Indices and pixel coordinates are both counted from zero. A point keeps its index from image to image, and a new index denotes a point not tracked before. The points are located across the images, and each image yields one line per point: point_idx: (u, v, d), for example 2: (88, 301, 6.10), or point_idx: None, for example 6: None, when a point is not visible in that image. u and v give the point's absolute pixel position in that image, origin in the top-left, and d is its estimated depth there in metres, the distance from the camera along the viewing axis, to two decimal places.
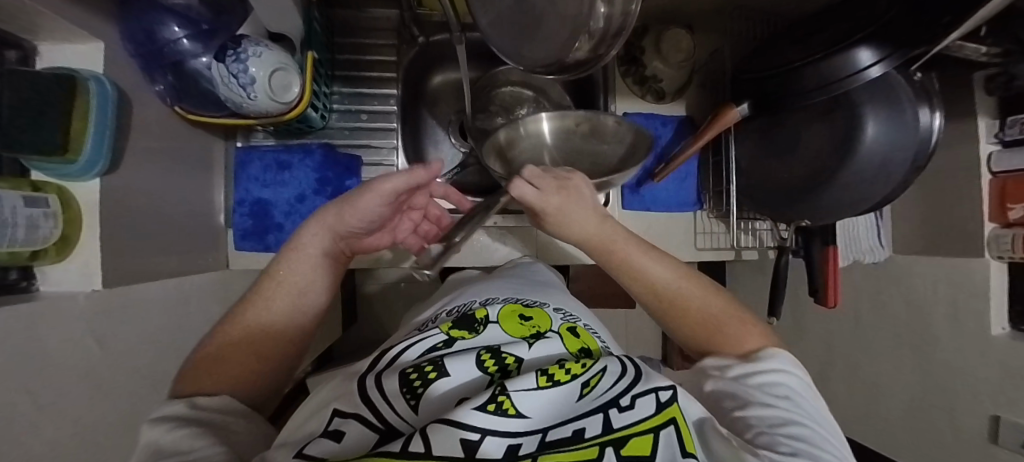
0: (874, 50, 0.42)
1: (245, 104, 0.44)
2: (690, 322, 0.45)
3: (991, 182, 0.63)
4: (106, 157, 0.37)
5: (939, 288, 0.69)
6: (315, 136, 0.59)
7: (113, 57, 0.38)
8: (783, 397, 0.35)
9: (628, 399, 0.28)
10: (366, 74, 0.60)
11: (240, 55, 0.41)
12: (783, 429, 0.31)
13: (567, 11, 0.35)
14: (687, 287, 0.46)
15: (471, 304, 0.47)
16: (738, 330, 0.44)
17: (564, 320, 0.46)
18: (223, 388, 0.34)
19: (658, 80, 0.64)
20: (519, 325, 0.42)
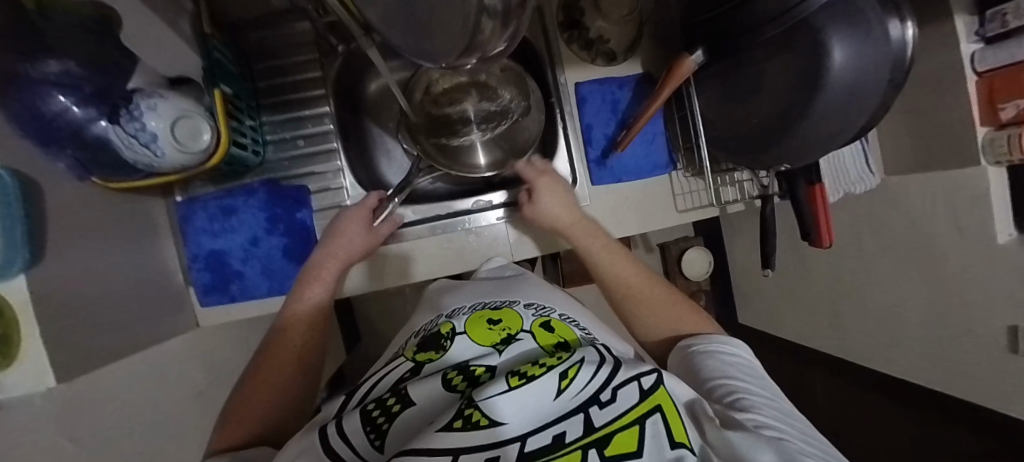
0: None
1: (155, 163, 0.41)
2: (642, 309, 0.52)
3: (978, 83, 0.58)
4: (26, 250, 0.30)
5: (940, 203, 0.66)
6: (256, 173, 0.56)
7: (13, 148, 0.31)
8: (746, 371, 0.41)
9: (609, 393, 0.29)
10: (293, 97, 0.56)
11: (133, 112, 0.38)
12: (751, 396, 0.36)
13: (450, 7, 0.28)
14: (641, 276, 0.54)
15: (438, 321, 0.44)
16: (680, 317, 0.51)
17: (537, 316, 0.43)
18: (240, 437, 0.37)
19: (605, 41, 0.59)
20: (486, 331, 0.39)
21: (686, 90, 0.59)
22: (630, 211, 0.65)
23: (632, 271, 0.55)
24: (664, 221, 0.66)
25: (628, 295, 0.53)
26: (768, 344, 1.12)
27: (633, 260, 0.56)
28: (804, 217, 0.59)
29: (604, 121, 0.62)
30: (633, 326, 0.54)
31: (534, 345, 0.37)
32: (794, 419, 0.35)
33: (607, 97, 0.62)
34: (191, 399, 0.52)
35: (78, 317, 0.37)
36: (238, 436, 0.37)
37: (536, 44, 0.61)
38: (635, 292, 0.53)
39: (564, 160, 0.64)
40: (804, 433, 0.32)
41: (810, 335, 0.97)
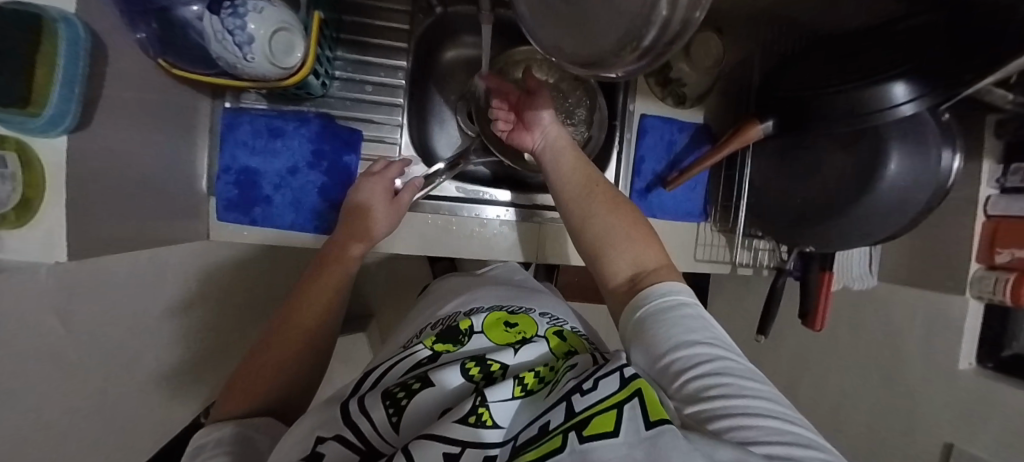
0: (911, 87, 0.39)
1: (239, 65, 0.40)
2: (608, 238, 0.46)
3: (984, 223, 0.64)
4: (78, 109, 0.28)
5: (916, 318, 0.72)
6: (314, 103, 0.54)
7: None
8: (699, 331, 0.34)
9: (591, 384, 0.27)
10: (374, 41, 0.55)
11: (237, 9, 0.37)
12: (704, 368, 0.31)
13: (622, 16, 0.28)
14: (615, 210, 0.47)
15: (457, 315, 0.45)
16: (633, 244, 0.44)
17: (550, 325, 0.44)
18: (249, 408, 0.35)
19: (682, 84, 0.61)
20: (503, 333, 0.41)
21: (741, 154, 0.62)
22: None
23: (608, 206, 0.47)
24: (681, 264, 0.68)
25: (594, 219, 0.47)
26: None
27: (605, 188, 0.49)
28: (807, 299, 0.63)
29: (657, 157, 0.64)
30: (593, 246, 0.47)
31: (549, 349, 0.38)
32: (760, 387, 0.29)
33: (665, 136, 0.64)
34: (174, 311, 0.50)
35: (105, 198, 0.35)
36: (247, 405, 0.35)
37: None
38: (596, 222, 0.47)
39: (610, 182, 0.65)
40: (773, 405, 0.27)
41: None
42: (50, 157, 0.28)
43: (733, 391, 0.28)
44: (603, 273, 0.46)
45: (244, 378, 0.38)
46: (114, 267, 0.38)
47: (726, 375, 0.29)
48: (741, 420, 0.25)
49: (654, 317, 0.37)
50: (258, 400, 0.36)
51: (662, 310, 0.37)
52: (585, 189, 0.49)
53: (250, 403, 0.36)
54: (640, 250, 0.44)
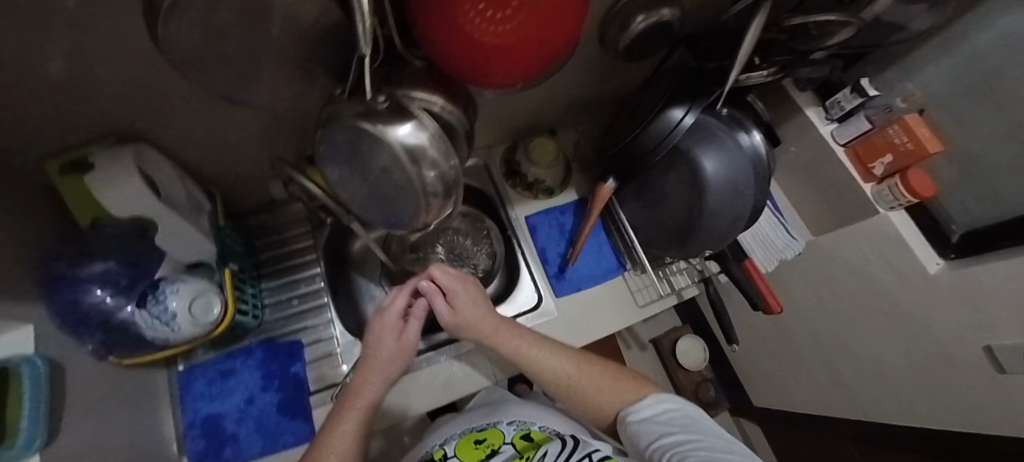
0: (680, 108, 0.53)
1: (171, 336, 0.49)
2: (594, 394, 0.53)
3: (846, 152, 0.77)
4: (43, 428, 0.36)
5: (866, 248, 0.76)
6: (254, 334, 0.62)
7: (43, 332, 0.42)
8: (667, 415, 0.47)
9: None
10: (289, 264, 0.66)
11: (159, 296, 0.47)
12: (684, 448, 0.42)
13: (407, 188, 0.39)
14: (587, 368, 0.55)
15: (433, 448, 0.56)
16: (613, 391, 0.53)
17: (516, 430, 0.54)
18: None
19: (542, 181, 0.73)
20: (474, 450, 0.51)
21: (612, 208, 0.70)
22: (596, 319, 0.69)
23: (580, 367, 0.55)
24: (630, 319, 0.70)
25: (577, 382, 0.54)
26: (794, 423, 1.06)
27: (570, 352, 0.57)
28: (748, 291, 0.65)
29: (555, 242, 0.73)
30: (584, 405, 0.54)
31: (514, 451, 0.50)
32: (696, 423, 0.46)
33: (553, 222, 0.74)
34: None
35: None
36: None
37: (486, 190, 0.75)
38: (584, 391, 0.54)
39: (529, 280, 0.71)
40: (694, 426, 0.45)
41: (822, 399, 0.95)
42: None
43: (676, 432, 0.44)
44: (599, 420, 0.54)
45: None
46: None
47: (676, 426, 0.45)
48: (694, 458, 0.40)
49: (640, 425, 0.48)
50: None
51: (651, 413, 0.48)
52: (553, 359, 0.55)
53: None
54: (623, 395, 0.52)
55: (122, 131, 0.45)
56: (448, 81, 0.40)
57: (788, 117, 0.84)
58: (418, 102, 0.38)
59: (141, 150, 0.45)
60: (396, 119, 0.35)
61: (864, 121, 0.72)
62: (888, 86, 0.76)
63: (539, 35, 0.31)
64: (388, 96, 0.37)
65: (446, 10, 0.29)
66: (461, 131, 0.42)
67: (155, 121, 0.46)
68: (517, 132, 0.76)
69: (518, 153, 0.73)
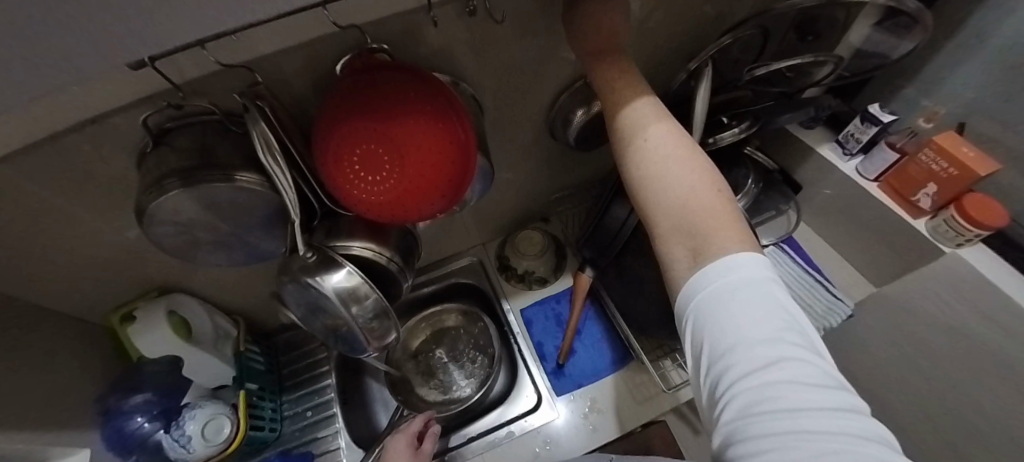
0: None
1: (188, 458, 0.55)
2: (692, 211, 0.32)
3: (881, 187, 0.66)
4: None
5: (944, 296, 0.58)
6: (274, 447, 0.67)
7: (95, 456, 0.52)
8: (763, 314, 0.27)
9: None
10: (305, 377, 0.73)
11: (181, 422, 0.55)
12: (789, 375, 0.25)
13: (347, 318, 0.43)
14: (714, 198, 0.33)
15: None
16: (720, 226, 0.31)
17: None
18: None
19: (533, 272, 0.74)
20: None
21: (602, 294, 0.69)
22: (605, 415, 0.64)
23: (707, 187, 0.33)
24: (644, 413, 0.63)
25: (664, 180, 0.34)
26: None
27: (713, 181, 0.34)
28: None
29: (552, 334, 0.72)
30: (654, 208, 0.34)
31: None
32: (808, 346, 0.27)
33: (549, 313, 0.73)
34: None
35: None
36: None
37: (480, 286, 0.77)
38: (673, 197, 0.33)
39: (528, 378, 0.69)
40: (813, 367, 0.26)
41: None
42: None
43: (777, 376, 0.25)
44: (654, 228, 0.35)
45: None
46: None
47: (781, 359, 0.26)
48: (795, 455, 0.22)
49: (707, 310, 0.29)
50: None
51: (742, 294, 0.28)
52: (654, 122, 0.37)
53: None
54: (730, 236, 0.31)
55: (161, 285, 0.58)
56: (380, 228, 0.47)
57: (799, 160, 0.75)
58: (350, 251, 0.44)
59: (173, 299, 0.56)
60: (328, 269, 0.42)
61: (888, 151, 0.62)
62: (910, 105, 0.66)
63: (417, 183, 0.38)
64: (317, 250, 0.43)
65: (339, 183, 0.38)
66: (390, 266, 0.46)
67: (183, 274, 0.58)
68: (506, 226, 0.79)
69: (506, 249, 0.76)
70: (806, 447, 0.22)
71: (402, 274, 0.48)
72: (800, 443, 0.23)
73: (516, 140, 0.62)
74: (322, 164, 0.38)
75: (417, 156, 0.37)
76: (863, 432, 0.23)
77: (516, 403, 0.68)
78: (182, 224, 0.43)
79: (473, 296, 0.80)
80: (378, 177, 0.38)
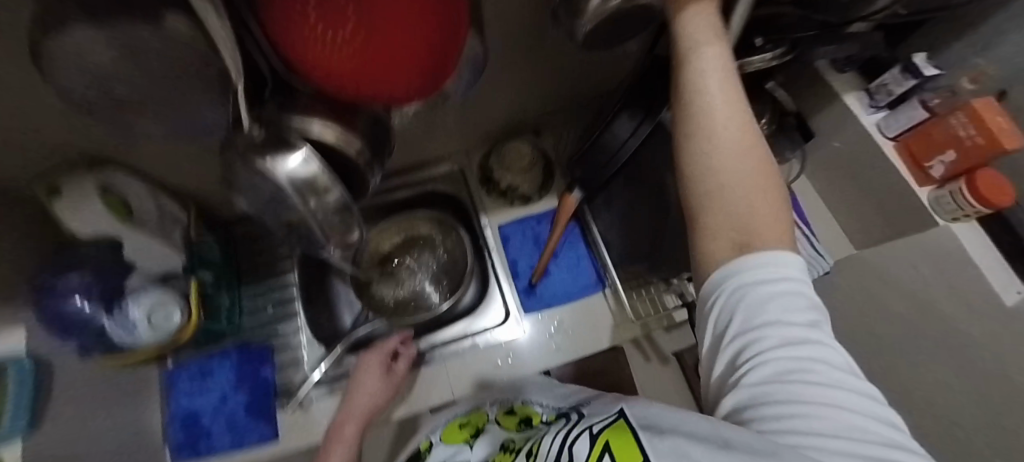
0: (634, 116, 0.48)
1: (135, 341, 0.53)
2: (740, 190, 0.26)
3: (896, 147, 0.62)
4: None
5: (922, 270, 0.58)
6: (231, 337, 0.65)
7: (34, 334, 0.48)
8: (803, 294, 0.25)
9: (565, 450, 0.27)
10: (267, 271, 0.69)
11: (124, 307, 0.52)
12: (815, 353, 0.23)
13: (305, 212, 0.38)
14: (762, 170, 0.27)
15: (422, 439, 0.50)
16: (768, 211, 0.26)
17: (500, 409, 0.50)
18: None
19: (516, 188, 0.69)
20: (458, 431, 0.46)
21: (586, 217, 0.66)
22: (570, 337, 0.65)
23: (758, 165, 0.27)
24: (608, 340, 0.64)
25: (708, 139, 0.27)
26: None
27: (762, 153, 0.27)
28: None
29: (529, 253, 0.69)
30: (699, 176, 0.28)
31: (501, 429, 0.43)
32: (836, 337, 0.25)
33: (528, 233, 0.70)
34: None
35: None
36: None
37: (458, 198, 0.71)
38: (719, 163, 0.27)
39: (498, 295, 0.68)
40: (840, 355, 0.24)
41: None
42: None
43: (807, 352, 0.23)
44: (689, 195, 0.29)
45: None
46: None
47: (813, 338, 0.23)
48: (820, 425, 0.20)
49: None
50: None
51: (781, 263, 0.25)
52: (713, 54, 0.29)
53: None
54: (774, 228, 0.26)
55: (91, 157, 0.50)
56: (347, 111, 0.40)
57: (820, 108, 0.69)
58: (308, 131, 0.38)
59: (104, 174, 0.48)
60: (280, 151, 0.35)
61: (919, 109, 0.57)
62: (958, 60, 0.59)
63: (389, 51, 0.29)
64: (267, 125, 0.36)
65: (286, 31, 0.27)
66: (357, 160, 0.41)
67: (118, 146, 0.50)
68: (495, 135, 0.72)
69: (491, 159, 0.69)
70: (828, 418, 0.20)
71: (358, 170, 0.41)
72: (827, 417, 0.20)
73: (522, 35, 0.52)
74: (264, 14, 0.28)
75: (383, 38, 0.28)
76: (880, 416, 0.22)
77: (484, 317, 0.67)
78: (96, 78, 0.34)
79: (449, 207, 0.75)
80: (342, 31, 0.27)
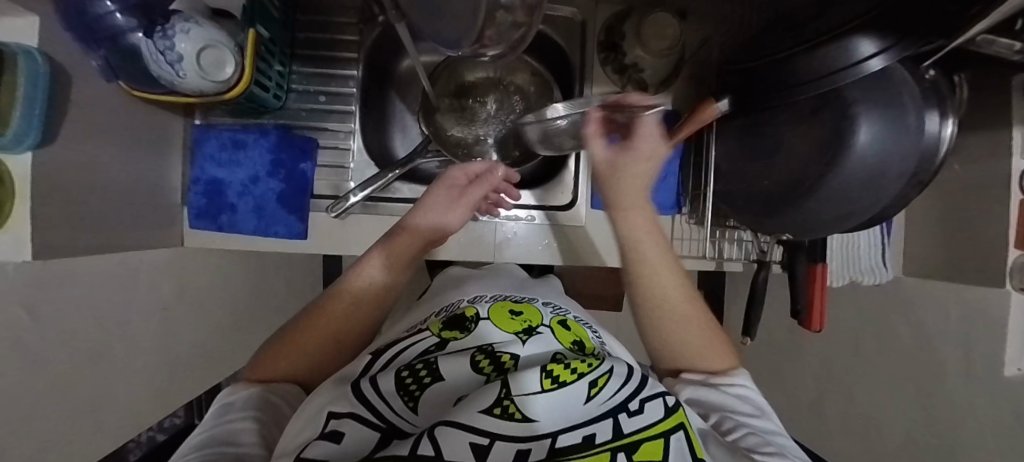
0: (875, 40, 0.35)
1: (176, 83, 0.42)
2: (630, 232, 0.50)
3: (1022, 203, 0.55)
4: (38, 129, 0.37)
5: (951, 318, 0.62)
6: (273, 116, 0.58)
7: (50, 32, 0.38)
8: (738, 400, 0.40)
9: (637, 404, 0.27)
10: (326, 54, 0.58)
11: (167, 31, 0.39)
12: (754, 430, 0.36)
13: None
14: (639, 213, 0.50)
15: (459, 303, 0.49)
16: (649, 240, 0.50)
17: (554, 315, 0.49)
18: (286, 370, 0.41)
19: (639, 69, 0.59)
20: (509, 321, 0.44)
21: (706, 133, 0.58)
22: None
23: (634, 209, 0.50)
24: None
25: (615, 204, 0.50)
26: None
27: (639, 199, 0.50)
28: (798, 293, 0.56)
29: None
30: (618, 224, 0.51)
31: (555, 340, 0.41)
32: (775, 433, 0.37)
33: None
34: (197, 315, 0.61)
35: (75, 212, 0.43)
36: (279, 372, 0.41)
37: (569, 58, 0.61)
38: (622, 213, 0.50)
39: (570, 177, 0.63)
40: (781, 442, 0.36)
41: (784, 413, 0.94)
42: (19, 170, 0.36)
43: (750, 425, 0.36)
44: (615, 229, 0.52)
45: (297, 338, 0.43)
46: (82, 267, 0.44)
47: (752, 422, 0.37)
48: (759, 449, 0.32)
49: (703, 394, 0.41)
50: (295, 365, 0.41)
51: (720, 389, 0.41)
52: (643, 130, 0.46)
53: (291, 363, 0.41)
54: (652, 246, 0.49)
55: None
56: None
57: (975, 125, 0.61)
58: None
59: None
60: None
61: None
62: None
63: None
64: None
65: None
66: None
67: None
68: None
69: (626, 24, 0.57)
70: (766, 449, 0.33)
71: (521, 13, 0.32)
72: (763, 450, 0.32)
73: None
74: None
75: None
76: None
77: (546, 195, 0.64)
78: None
79: (553, 65, 0.65)
80: None
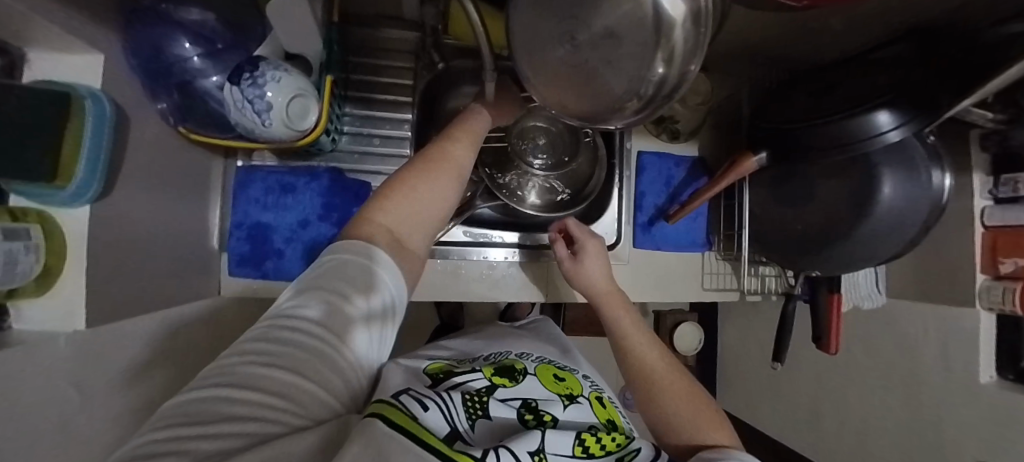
0: (893, 114, 0.41)
1: (257, 130, 0.42)
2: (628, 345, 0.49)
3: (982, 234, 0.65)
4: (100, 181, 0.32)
5: (931, 335, 0.72)
6: (324, 158, 0.56)
7: (113, 71, 0.34)
8: None
9: None
10: (373, 97, 0.57)
11: (257, 79, 0.39)
12: None
13: (624, 69, 0.32)
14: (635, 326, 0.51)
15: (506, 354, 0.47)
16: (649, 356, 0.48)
17: (593, 389, 0.44)
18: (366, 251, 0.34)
19: (675, 121, 0.64)
20: (556, 383, 0.41)
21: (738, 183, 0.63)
22: (661, 279, 0.67)
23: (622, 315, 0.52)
24: (690, 295, 0.68)
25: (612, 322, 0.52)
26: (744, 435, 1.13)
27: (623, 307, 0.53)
28: (818, 321, 0.62)
29: (657, 191, 0.66)
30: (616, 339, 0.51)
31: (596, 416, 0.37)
32: None
33: (663, 171, 0.66)
34: None
35: (127, 272, 0.39)
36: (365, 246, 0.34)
37: None
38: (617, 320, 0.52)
39: (613, 218, 0.66)
40: None
41: (783, 429, 1.00)
42: (73, 226, 0.32)
43: None
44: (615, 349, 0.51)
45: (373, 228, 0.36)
46: (137, 330, 0.40)
47: None
48: None
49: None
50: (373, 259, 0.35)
51: None
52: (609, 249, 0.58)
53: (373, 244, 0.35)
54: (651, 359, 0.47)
55: None
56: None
57: None
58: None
59: None
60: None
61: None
62: None
63: None
64: None
65: None
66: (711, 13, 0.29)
67: None
68: None
69: None
70: None
71: (642, 116, 0.34)
72: None
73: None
74: None
75: None
76: None
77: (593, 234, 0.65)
78: None
79: None
80: None
